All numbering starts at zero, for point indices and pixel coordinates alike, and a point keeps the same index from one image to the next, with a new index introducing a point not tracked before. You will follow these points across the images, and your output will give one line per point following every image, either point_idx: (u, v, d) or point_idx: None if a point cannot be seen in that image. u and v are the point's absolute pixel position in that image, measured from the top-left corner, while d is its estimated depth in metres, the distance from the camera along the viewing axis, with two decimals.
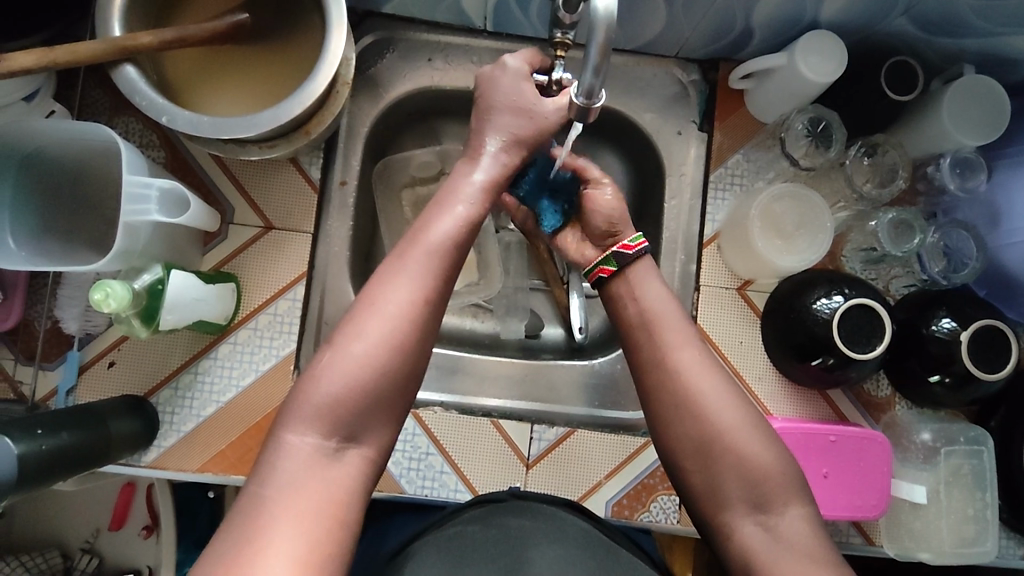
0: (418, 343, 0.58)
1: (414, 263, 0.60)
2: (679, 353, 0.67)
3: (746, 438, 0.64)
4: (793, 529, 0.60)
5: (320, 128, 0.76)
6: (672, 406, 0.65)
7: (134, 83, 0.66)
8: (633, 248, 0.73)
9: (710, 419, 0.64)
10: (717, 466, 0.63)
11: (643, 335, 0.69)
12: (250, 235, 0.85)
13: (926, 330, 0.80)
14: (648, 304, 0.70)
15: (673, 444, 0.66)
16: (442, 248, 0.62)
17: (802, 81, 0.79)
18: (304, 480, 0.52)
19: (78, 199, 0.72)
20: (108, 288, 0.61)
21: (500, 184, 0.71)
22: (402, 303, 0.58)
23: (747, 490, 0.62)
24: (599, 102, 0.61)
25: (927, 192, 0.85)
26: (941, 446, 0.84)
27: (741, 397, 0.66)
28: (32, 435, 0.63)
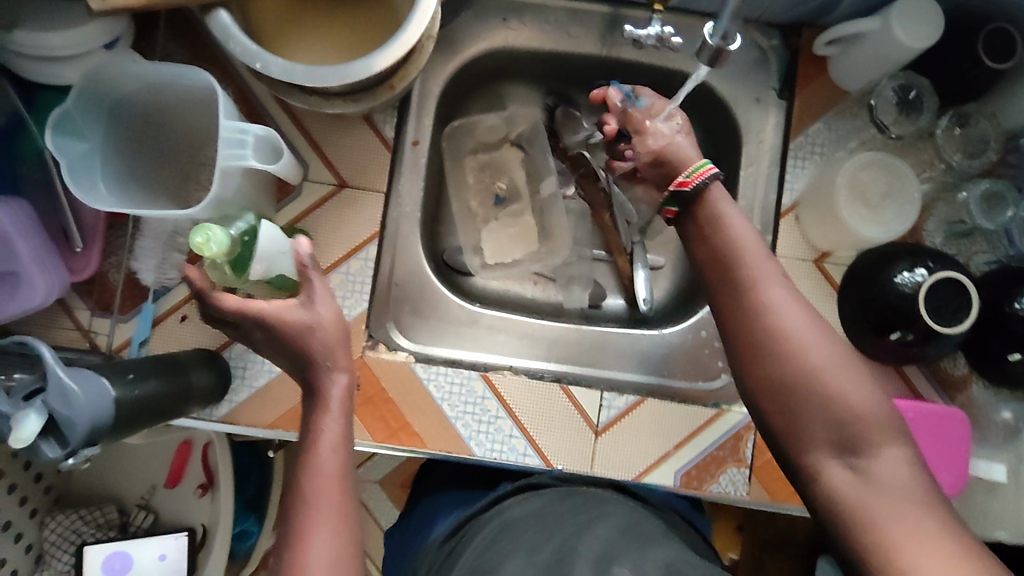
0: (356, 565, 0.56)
1: (326, 522, 0.56)
2: (764, 292, 0.63)
3: (836, 376, 0.60)
4: (888, 470, 0.57)
5: (405, 82, 0.75)
6: (755, 342, 0.62)
7: (227, 27, 0.64)
8: (692, 182, 0.70)
9: (799, 356, 0.60)
10: (802, 406, 0.60)
11: (728, 268, 0.66)
12: (323, 192, 0.84)
13: (1009, 308, 0.77)
14: (730, 238, 0.67)
15: (754, 383, 0.63)
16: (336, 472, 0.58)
17: (897, 46, 0.76)
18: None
19: (161, 147, 0.71)
20: (208, 232, 0.60)
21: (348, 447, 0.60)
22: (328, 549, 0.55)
23: (835, 429, 0.59)
24: (732, 44, 0.68)
25: (1018, 164, 0.81)
26: (1022, 426, 0.84)
27: (832, 336, 0.62)
28: (125, 381, 0.63)
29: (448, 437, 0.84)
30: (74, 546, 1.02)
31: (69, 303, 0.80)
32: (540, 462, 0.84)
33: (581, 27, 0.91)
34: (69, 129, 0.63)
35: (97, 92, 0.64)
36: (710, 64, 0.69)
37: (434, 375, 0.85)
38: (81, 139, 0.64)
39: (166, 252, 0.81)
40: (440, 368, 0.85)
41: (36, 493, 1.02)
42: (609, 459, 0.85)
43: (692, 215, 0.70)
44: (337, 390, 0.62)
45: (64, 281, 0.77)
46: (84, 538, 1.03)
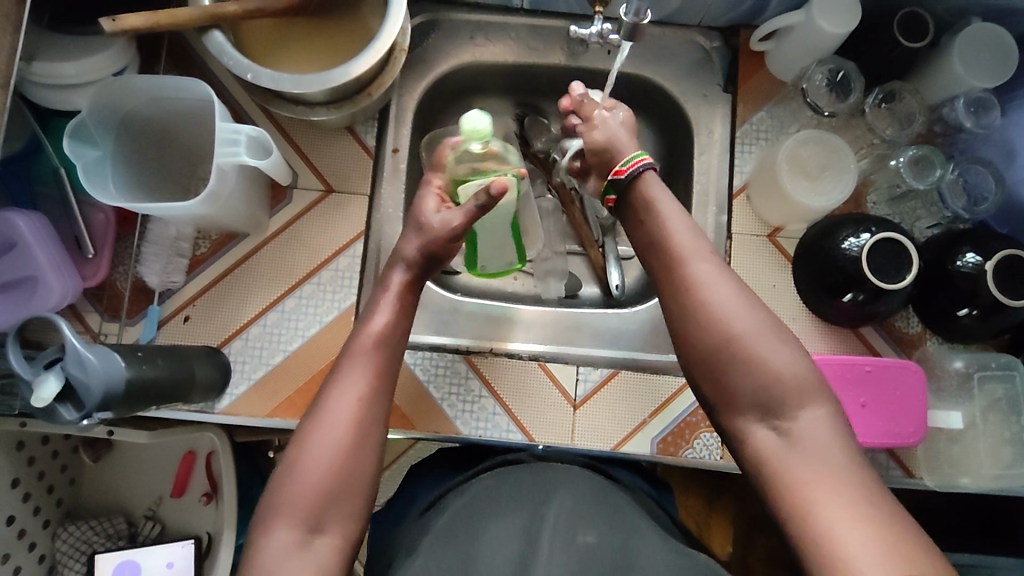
0: (369, 438, 0.64)
1: (334, 424, 0.63)
2: (692, 266, 0.70)
3: (756, 344, 0.65)
4: (810, 430, 0.62)
5: (381, 90, 0.84)
6: (688, 314, 0.69)
7: (221, 45, 0.73)
8: (627, 170, 0.78)
9: (722, 326, 0.67)
10: (731, 372, 0.66)
11: (663, 249, 0.73)
12: (312, 198, 0.92)
13: (953, 266, 0.84)
14: (663, 223, 0.74)
15: (689, 354, 0.69)
16: (375, 346, 0.68)
17: (822, 35, 0.85)
18: (284, 564, 0.58)
19: (164, 156, 0.80)
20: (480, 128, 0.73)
21: (389, 356, 0.68)
22: (352, 397, 0.64)
23: (755, 392, 0.64)
24: (646, 17, 0.78)
25: (945, 132, 0.89)
26: (975, 372, 0.88)
27: (756, 306, 0.68)
28: (134, 357, 0.70)
29: (435, 418, 0.89)
30: (85, 556, 1.06)
31: (80, 309, 0.87)
32: (523, 437, 0.89)
33: (541, 40, 1.00)
34: (83, 138, 0.71)
35: (106, 107, 0.73)
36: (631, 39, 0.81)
37: (420, 359, 0.91)
38: (94, 147, 0.72)
39: (171, 256, 0.88)
40: (427, 353, 0.91)
41: (49, 503, 1.05)
42: (589, 430, 0.90)
43: (629, 201, 0.78)
44: (395, 281, 0.74)
45: (77, 286, 0.83)
46: (94, 548, 1.07)
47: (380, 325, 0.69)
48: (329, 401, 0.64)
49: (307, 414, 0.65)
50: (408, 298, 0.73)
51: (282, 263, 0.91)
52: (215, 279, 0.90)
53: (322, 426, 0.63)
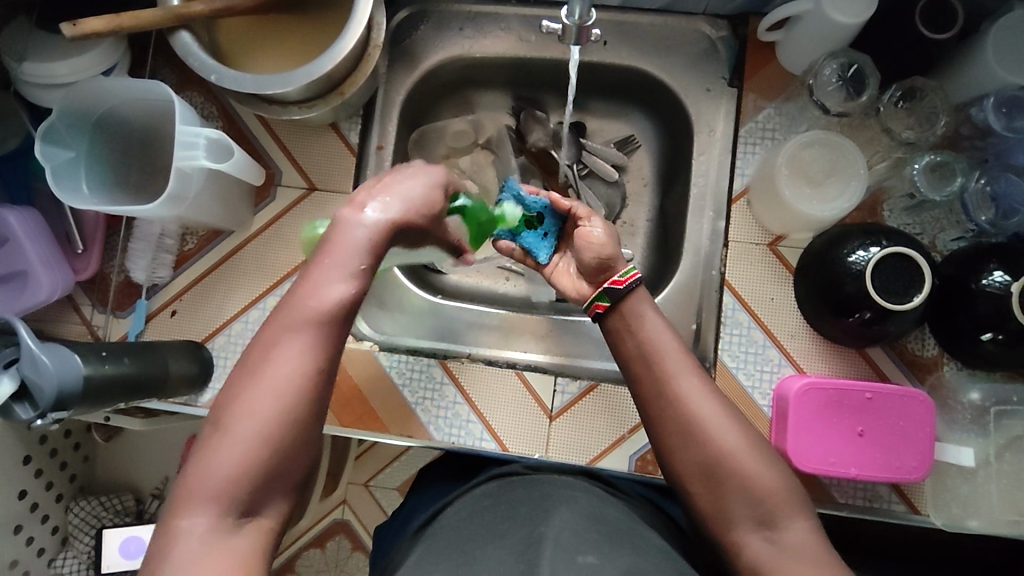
0: (307, 420, 0.57)
1: (265, 398, 0.55)
2: (679, 382, 0.66)
3: (748, 459, 0.63)
4: (801, 538, 0.61)
5: (354, 88, 0.82)
6: (675, 434, 0.65)
7: (188, 46, 0.74)
8: (625, 281, 0.71)
9: (713, 443, 0.64)
10: (724, 490, 0.63)
11: (648, 363, 0.68)
12: (295, 195, 0.91)
13: (976, 285, 0.75)
14: (647, 332, 0.69)
15: (679, 471, 0.65)
16: (329, 315, 0.57)
17: (832, 25, 0.77)
18: (203, 553, 0.52)
19: (145, 157, 0.80)
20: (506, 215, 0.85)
21: (345, 318, 0.58)
22: (292, 369, 0.56)
23: (749, 506, 0.62)
24: (591, 18, 0.69)
25: (973, 135, 0.80)
26: (992, 406, 0.80)
27: (741, 423, 0.65)
28: (98, 357, 0.71)
29: (409, 423, 0.88)
30: (94, 530, 1.09)
31: (76, 300, 0.90)
32: (496, 446, 0.87)
33: (535, 32, 0.95)
34: (56, 140, 0.74)
35: (79, 108, 0.76)
36: (578, 43, 0.72)
37: (397, 362, 0.89)
38: (67, 148, 0.75)
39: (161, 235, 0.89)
40: (402, 356, 0.90)
41: (62, 479, 1.09)
42: (565, 444, 0.87)
43: (616, 314, 0.71)
44: (367, 233, 0.59)
45: (68, 280, 0.86)
46: (103, 523, 1.10)
47: (333, 287, 0.57)
48: (264, 371, 0.56)
49: (238, 379, 0.57)
50: (379, 245, 0.59)
51: (265, 260, 0.91)
52: (202, 275, 0.91)
53: (256, 399, 0.55)
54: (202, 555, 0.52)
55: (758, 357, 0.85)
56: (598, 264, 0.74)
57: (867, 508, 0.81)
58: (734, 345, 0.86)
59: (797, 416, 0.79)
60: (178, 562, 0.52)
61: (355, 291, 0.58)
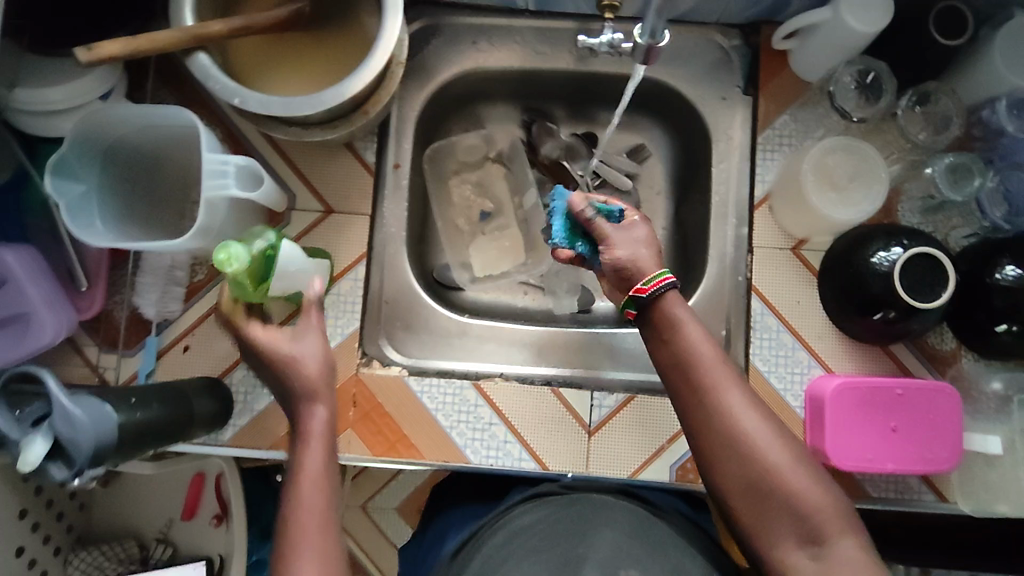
0: None
1: None
2: (724, 394, 0.65)
3: (793, 473, 0.63)
4: (847, 553, 0.61)
5: (378, 107, 0.80)
6: (721, 449, 0.65)
7: (207, 69, 0.71)
8: (649, 289, 0.68)
9: (758, 458, 0.63)
10: (768, 505, 0.63)
11: (693, 376, 0.66)
12: (311, 219, 0.88)
13: (990, 280, 0.78)
14: (688, 343, 0.67)
15: (722, 487, 0.65)
16: (317, 483, 0.64)
17: (849, 33, 0.78)
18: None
19: (154, 188, 0.76)
20: (229, 249, 0.64)
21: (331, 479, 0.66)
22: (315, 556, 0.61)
23: (793, 521, 0.62)
24: (663, 40, 0.70)
25: (983, 137, 0.84)
26: (1013, 395, 0.83)
27: (787, 438, 0.64)
28: (127, 405, 0.66)
29: (444, 448, 0.86)
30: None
31: (79, 341, 0.85)
32: (536, 466, 0.86)
33: (549, 44, 0.95)
34: (68, 173, 0.69)
35: (92, 136, 0.70)
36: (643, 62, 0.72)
37: (427, 387, 0.87)
38: (77, 182, 0.70)
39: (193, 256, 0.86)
40: (433, 379, 0.87)
41: (58, 531, 1.01)
42: (605, 458, 0.86)
43: (651, 320, 0.69)
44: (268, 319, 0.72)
45: (73, 320, 0.81)
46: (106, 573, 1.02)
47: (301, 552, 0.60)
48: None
49: None
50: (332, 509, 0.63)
51: None
52: (214, 306, 0.86)
53: None
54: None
55: (788, 359, 0.87)
56: (613, 272, 0.72)
57: (900, 500, 0.85)
58: (765, 348, 0.87)
59: (833, 416, 0.81)
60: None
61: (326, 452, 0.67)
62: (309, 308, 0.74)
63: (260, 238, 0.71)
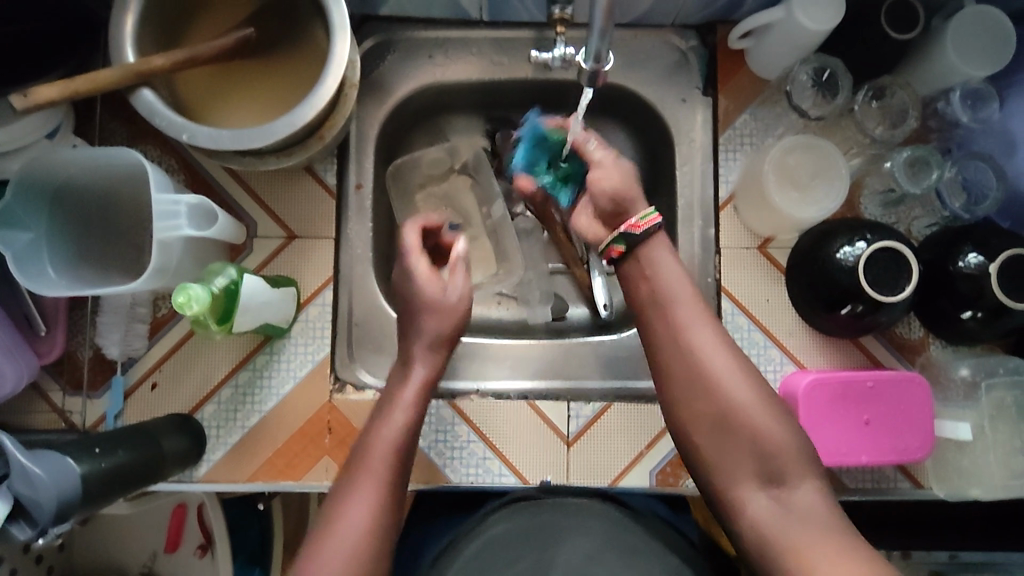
0: (379, 539, 0.65)
1: (339, 548, 0.63)
2: (691, 332, 0.71)
3: (751, 408, 0.68)
4: (805, 497, 0.64)
5: (334, 131, 0.79)
6: (689, 383, 0.70)
7: (151, 105, 0.69)
8: (641, 226, 0.73)
9: (720, 394, 0.68)
10: (730, 439, 0.68)
11: (665, 316, 0.72)
12: (274, 246, 0.86)
13: (953, 267, 0.79)
14: (663, 281, 0.72)
15: (685, 420, 0.70)
16: (388, 456, 0.69)
17: (802, 32, 0.78)
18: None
19: (110, 227, 0.74)
20: (189, 291, 0.62)
21: (411, 440, 0.72)
22: (359, 527, 0.65)
23: (750, 454, 0.67)
24: (607, 64, 0.66)
25: (940, 128, 0.85)
26: (981, 380, 0.84)
27: (750, 374, 0.70)
28: (91, 455, 0.64)
29: (424, 468, 0.85)
30: None
31: (42, 386, 0.83)
32: (516, 480, 0.86)
33: (506, 54, 0.94)
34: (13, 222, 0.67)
35: (37, 181, 0.68)
36: (591, 85, 0.69)
37: None
38: (25, 230, 0.68)
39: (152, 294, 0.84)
40: None
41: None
42: (585, 468, 0.86)
43: (631, 258, 0.74)
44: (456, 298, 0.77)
45: (34, 365, 0.79)
46: None
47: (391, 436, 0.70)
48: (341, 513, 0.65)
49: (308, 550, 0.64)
50: (425, 396, 0.74)
51: None
52: (180, 341, 0.84)
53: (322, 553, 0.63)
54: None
55: (761, 357, 0.87)
56: (612, 206, 0.75)
57: (876, 489, 0.86)
58: None
59: (807, 413, 0.81)
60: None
61: (410, 422, 0.72)
62: (456, 266, 0.78)
63: (221, 274, 0.69)
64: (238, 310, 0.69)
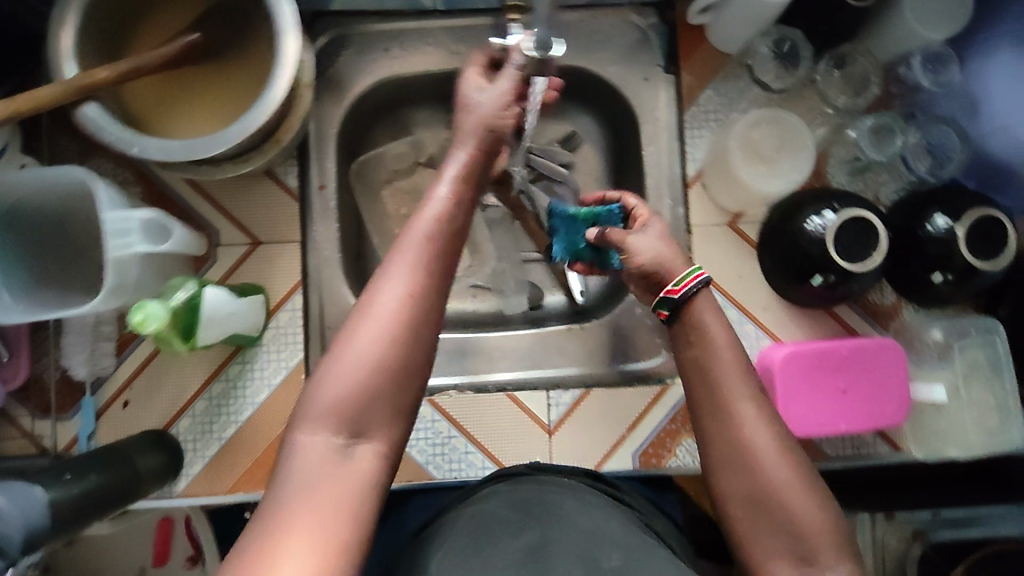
0: (419, 332, 0.53)
1: (374, 320, 0.53)
2: (737, 398, 0.60)
3: (797, 490, 0.57)
4: None
5: (290, 134, 0.77)
6: (723, 457, 0.59)
7: (97, 119, 0.67)
8: (682, 289, 0.65)
9: (761, 471, 0.57)
10: (765, 520, 0.57)
11: (705, 382, 0.62)
12: (238, 253, 0.84)
13: (923, 232, 0.79)
14: (706, 342, 0.63)
15: (721, 496, 0.59)
16: (432, 233, 0.57)
17: (759, 4, 0.77)
18: (315, 482, 0.49)
19: (63, 247, 0.72)
20: (146, 309, 0.61)
21: (463, 222, 0.59)
22: (397, 301, 0.53)
23: (784, 541, 0.56)
24: (555, 50, 0.66)
25: (901, 94, 0.85)
26: (954, 342, 0.85)
27: (794, 454, 0.59)
28: (61, 481, 0.63)
29: (406, 467, 0.85)
30: None
31: (10, 412, 0.81)
32: None
33: (464, 42, 0.91)
34: None
35: None
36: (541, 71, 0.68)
37: None
38: None
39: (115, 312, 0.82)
40: None
41: None
42: (569, 456, 0.86)
43: (677, 322, 0.65)
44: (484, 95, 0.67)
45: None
46: None
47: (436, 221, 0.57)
48: (376, 294, 0.53)
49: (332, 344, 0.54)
50: (472, 174, 0.63)
51: None
52: (148, 357, 0.83)
53: (352, 338, 0.52)
54: (295, 531, 0.46)
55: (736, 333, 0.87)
56: (644, 273, 0.68)
57: (857, 456, 0.87)
58: None
59: (784, 384, 0.82)
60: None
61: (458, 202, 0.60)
62: (506, 71, 0.68)
63: (182, 288, 0.67)
64: (204, 324, 0.68)
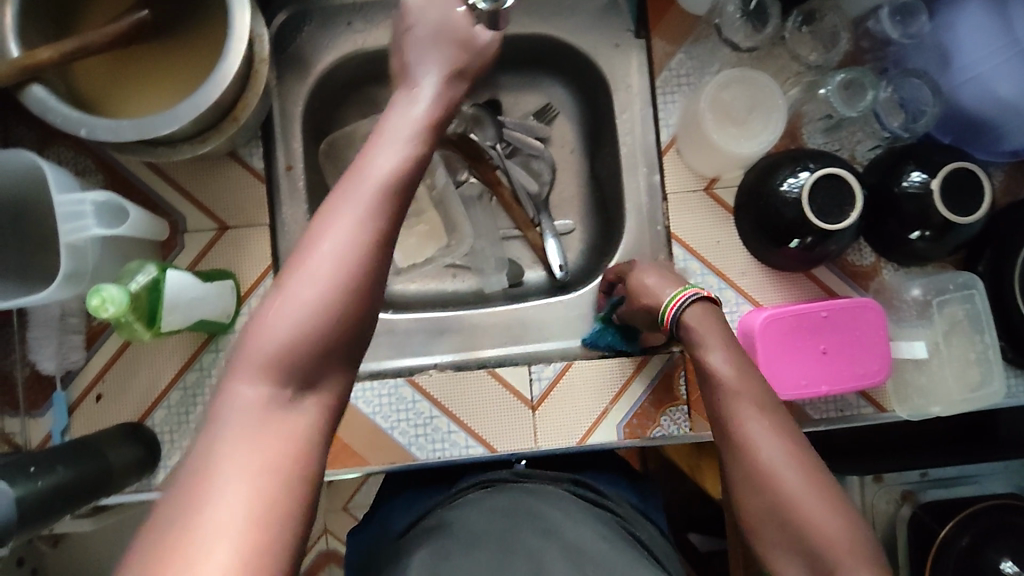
0: (369, 278, 0.48)
1: (323, 260, 0.47)
2: (748, 414, 0.61)
3: (809, 502, 0.57)
4: None
5: (248, 112, 0.74)
6: (738, 472, 0.60)
7: (44, 100, 0.65)
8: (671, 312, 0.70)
9: (774, 486, 0.57)
10: (780, 533, 0.57)
11: (716, 400, 0.63)
12: (205, 239, 0.82)
13: (898, 188, 0.78)
14: (712, 363, 0.65)
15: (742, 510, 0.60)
16: (388, 176, 0.50)
17: None
18: (253, 431, 0.45)
19: (21, 237, 0.70)
20: (104, 292, 0.59)
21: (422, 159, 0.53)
22: (345, 244, 0.48)
23: (801, 552, 0.56)
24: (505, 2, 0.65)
25: (873, 48, 0.84)
26: (933, 299, 0.85)
27: (809, 469, 0.58)
28: (26, 475, 0.61)
29: (389, 448, 0.84)
30: None
31: None
32: (484, 450, 0.85)
33: None
34: None
35: None
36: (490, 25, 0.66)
37: (362, 391, 0.85)
38: None
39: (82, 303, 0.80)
40: (367, 383, 0.85)
41: None
42: (553, 430, 0.85)
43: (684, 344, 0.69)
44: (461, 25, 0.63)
45: None
46: None
47: (394, 160, 0.51)
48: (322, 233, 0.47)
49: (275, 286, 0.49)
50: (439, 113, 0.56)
51: None
52: (119, 349, 0.81)
53: (297, 279, 0.47)
54: (227, 484, 0.42)
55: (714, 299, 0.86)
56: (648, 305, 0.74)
57: (841, 418, 0.86)
58: None
59: (764, 350, 0.81)
60: (207, 530, 0.40)
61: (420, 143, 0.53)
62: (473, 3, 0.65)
63: (140, 272, 0.65)
64: (167, 310, 0.66)
